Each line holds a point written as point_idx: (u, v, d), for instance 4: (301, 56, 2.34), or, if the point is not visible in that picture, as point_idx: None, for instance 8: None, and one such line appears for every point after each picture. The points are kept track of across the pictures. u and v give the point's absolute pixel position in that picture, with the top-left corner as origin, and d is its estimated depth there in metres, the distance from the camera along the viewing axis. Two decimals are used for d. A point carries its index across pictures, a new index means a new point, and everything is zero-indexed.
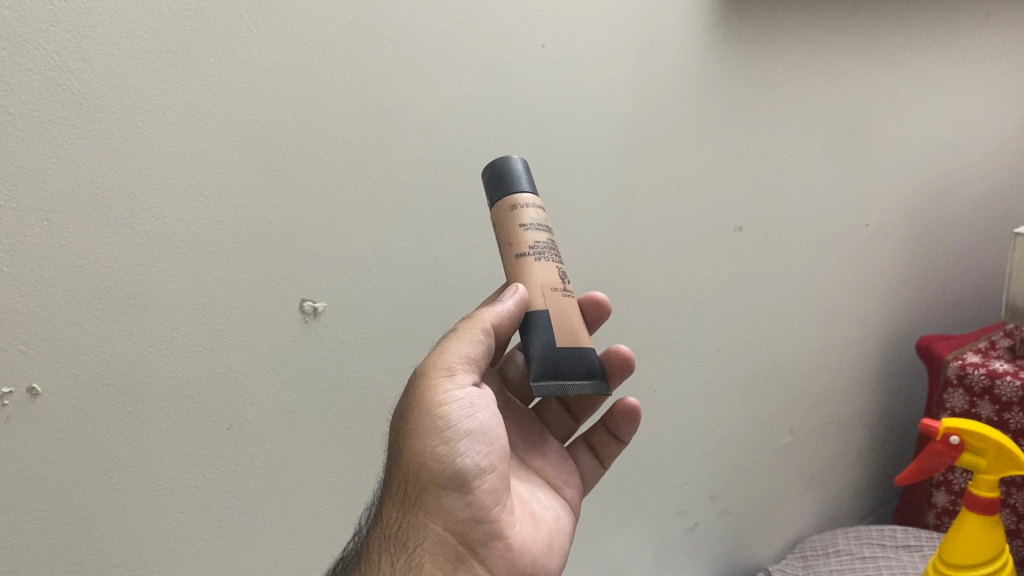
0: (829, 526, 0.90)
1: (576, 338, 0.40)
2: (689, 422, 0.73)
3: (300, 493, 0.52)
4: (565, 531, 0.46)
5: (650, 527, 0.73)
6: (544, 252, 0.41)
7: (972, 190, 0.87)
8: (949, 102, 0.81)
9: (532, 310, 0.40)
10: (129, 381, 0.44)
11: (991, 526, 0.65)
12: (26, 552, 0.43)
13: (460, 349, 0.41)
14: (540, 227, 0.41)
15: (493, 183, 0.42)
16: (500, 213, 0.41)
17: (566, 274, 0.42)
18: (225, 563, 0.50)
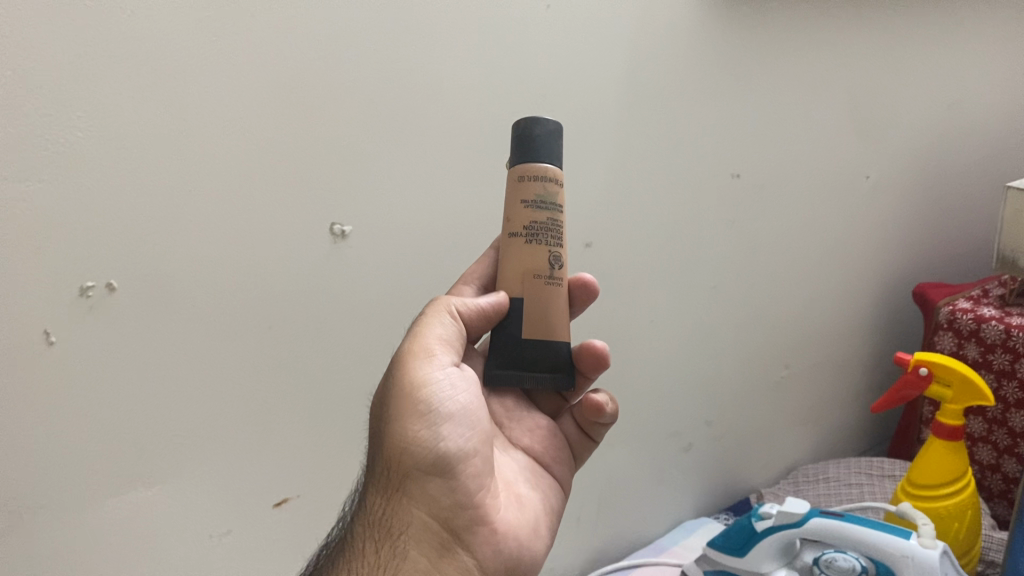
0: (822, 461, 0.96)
1: (544, 330, 0.45)
2: (686, 352, 0.80)
3: (330, 390, 0.61)
4: (551, 514, 0.49)
5: (649, 446, 0.80)
6: (539, 235, 0.44)
7: (966, 147, 0.93)
8: (939, 63, 0.87)
9: (510, 299, 0.45)
10: (189, 285, 0.53)
11: (953, 451, 0.71)
12: (103, 424, 0.51)
13: (434, 332, 0.45)
14: (541, 207, 0.44)
15: (519, 145, 0.45)
16: (520, 179, 0.44)
17: (560, 258, 0.45)
18: (268, 449, 0.59)
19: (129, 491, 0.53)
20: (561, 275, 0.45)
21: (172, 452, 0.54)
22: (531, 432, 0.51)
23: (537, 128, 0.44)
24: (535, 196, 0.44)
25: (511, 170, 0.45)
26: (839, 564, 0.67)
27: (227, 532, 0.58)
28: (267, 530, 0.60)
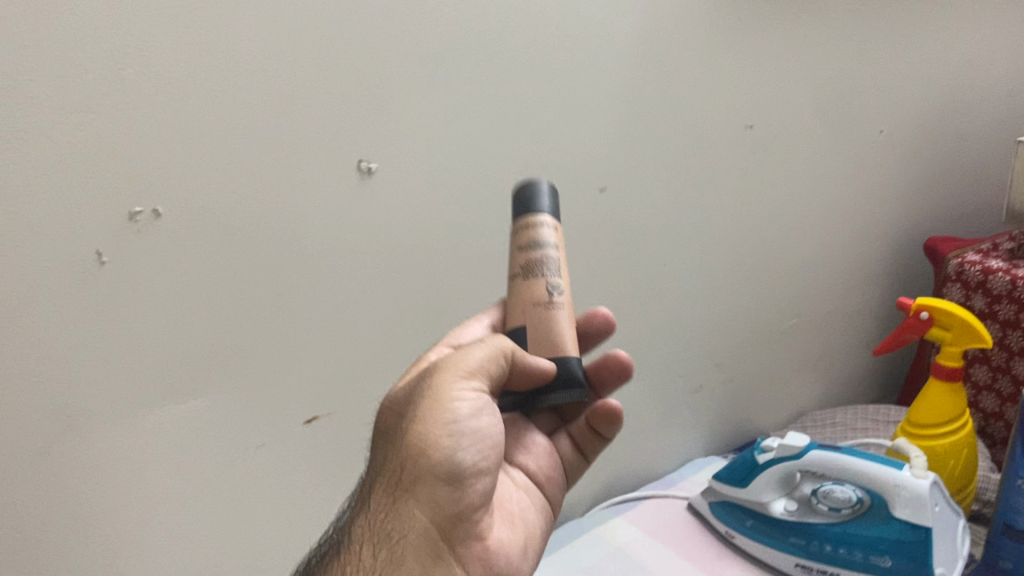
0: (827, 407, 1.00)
1: (558, 347, 0.46)
2: (699, 297, 0.84)
3: (357, 318, 0.65)
4: (539, 538, 0.50)
5: (661, 386, 0.84)
6: (546, 272, 0.46)
7: (973, 103, 0.96)
8: (951, 19, 0.90)
9: (518, 328, 0.47)
10: (228, 213, 0.57)
11: (952, 392, 0.74)
12: (150, 339, 0.56)
13: (474, 356, 0.45)
14: (548, 246, 0.47)
15: (519, 203, 0.49)
16: (515, 228, 0.48)
17: (562, 289, 0.46)
18: (299, 370, 0.63)
19: (174, 403, 0.59)
20: (563, 301, 0.46)
21: (213, 368, 0.59)
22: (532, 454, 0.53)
23: (534, 188, 0.49)
24: (529, 241, 0.47)
25: (512, 226, 0.48)
26: (836, 495, 0.71)
27: (260, 444, 0.63)
28: (299, 445, 0.65)
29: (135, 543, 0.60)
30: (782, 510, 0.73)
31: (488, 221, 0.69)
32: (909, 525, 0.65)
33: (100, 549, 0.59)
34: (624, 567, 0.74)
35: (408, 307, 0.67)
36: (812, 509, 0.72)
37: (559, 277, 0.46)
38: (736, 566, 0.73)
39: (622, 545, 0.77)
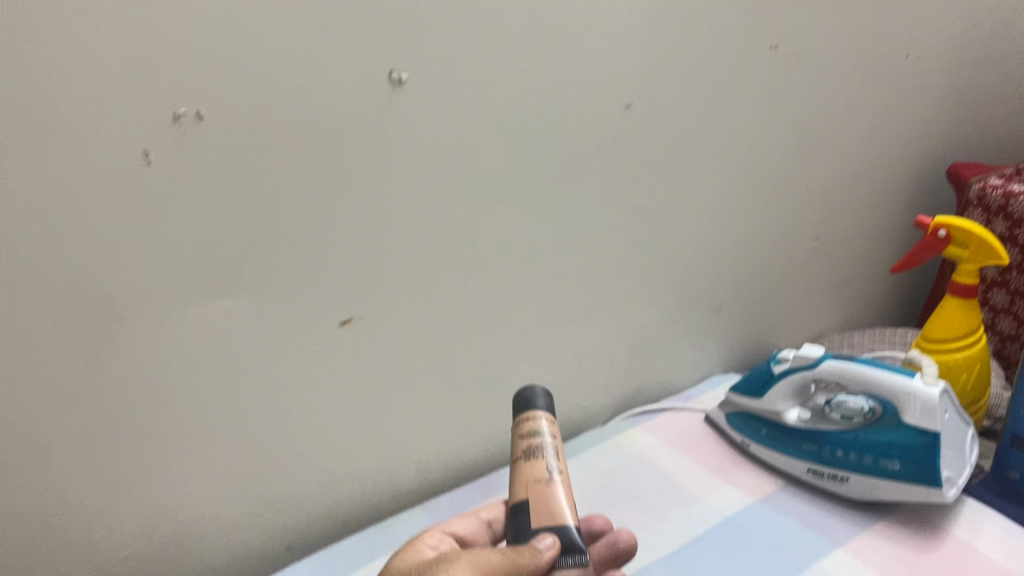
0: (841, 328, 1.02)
1: (556, 519, 0.49)
2: (720, 218, 0.86)
3: (390, 227, 0.67)
4: None
5: (680, 302, 0.87)
6: (548, 469, 0.51)
7: (1001, 28, 0.96)
8: None
9: (518, 499, 0.51)
10: (268, 119, 0.58)
11: (966, 308, 0.76)
12: (196, 238, 0.59)
13: (484, 552, 0.45)
14: (541, 433, 0.54)
15: (520, 405, 0.56)
16: (517, 428, 0.55)
17: (558, 468, 0.52)
18: (334, 275, 0.66)
19: (217, 300, 0.62)
20: (560, 475, 0.52)
21: (255, 268, 0.62)
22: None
23: (530, 395, 0.56)
24: (528, 439, 0.53)
25: (512, 424, 0.56)
26: (848, 405, 0.75)
27: (297, 344, 0.66)
28: (334, 346, 0.68)
29: (181, 431, 0.64)
30: (796, 419, 0.76)
31: (526, 137, 0.70)
32: (917, 430, 0.67)
33: (149, 435, 0.63)
34: (644, 471, 0.78)
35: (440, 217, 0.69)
36: (824, 418, 0.75)
37: (549, 455, 0.52)
38: (746, 471, 0.77)
39: (642, 450, 0.81)
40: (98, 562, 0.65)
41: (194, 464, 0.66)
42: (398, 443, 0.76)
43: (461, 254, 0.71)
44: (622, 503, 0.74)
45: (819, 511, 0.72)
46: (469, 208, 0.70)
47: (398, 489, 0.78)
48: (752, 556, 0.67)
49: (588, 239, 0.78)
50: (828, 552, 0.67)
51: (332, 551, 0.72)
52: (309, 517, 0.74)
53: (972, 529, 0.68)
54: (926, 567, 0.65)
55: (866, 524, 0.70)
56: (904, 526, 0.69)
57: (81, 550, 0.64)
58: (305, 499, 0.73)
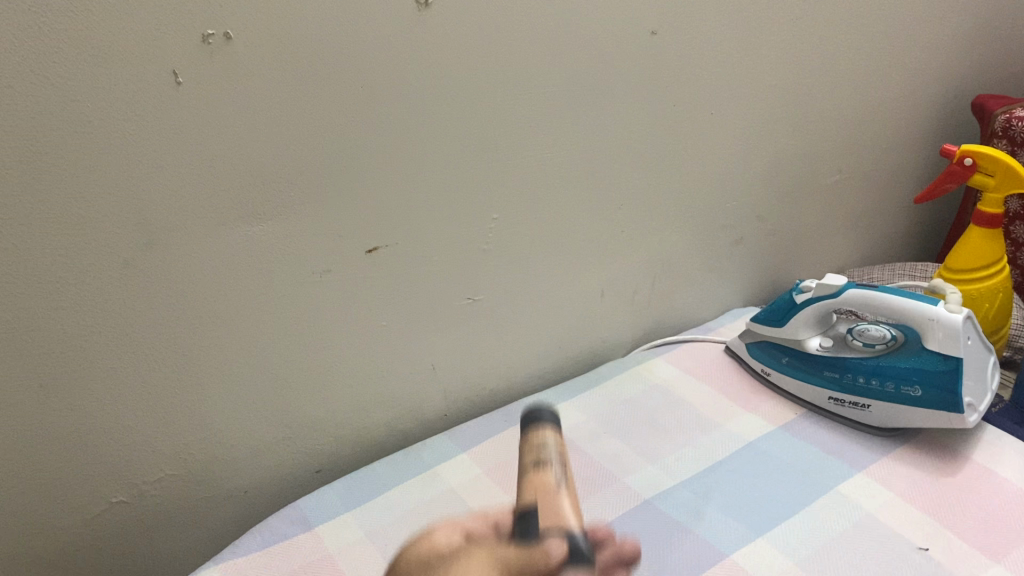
0: (860, 263, 1.03)
1: None
2: (744, 149, 0.85)
3: (418, 153, 0.67)
4: None
5: (702, 234, 0.87)
6: None
7: None
8: None
9: None
10: (295, 41, 0.58)
11: (991, 237, 0.76)
12: (224, 161, 0.59)
13: None
14: None
15: None
16: None
17: None
18: (363, 201, 0.66)
19: (247, 225, 0.62)
20: None
21: (283, 193, 0.62)
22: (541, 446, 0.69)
23: None
24: None
25: None
26: (871, 333, 0.75)
27: (326, 269, 0.67)
28: (362, 273, 0.69)
29: (211, 352, 0.65)
30: (817, 347, 0.76)
31: (553, 62, 0.69)
32: (940, 356, 0.68)
33: (181, 356, 0.64)
34: (664, 400, 0.79)
35: (469, 146, 0.69)
36: (846, 346, 0.75)
37: None
38: (767, 400, 0.78)
39: (662, 380, 0.82)
40: (132, 481, 0.66)
41: (224, 385, 0.67)
42: (424, 371, 0.77)
43: (488, 182, 0.71)
44: (644, 430, 0.75)
45: (839, 437, 0.73)
46: (496, 135, 0.70)
47: (422, 416, 0.80)
48: (773, 477, 0.69)
49: (613, 168, 0.78)
50: (849, 476, 0.68)
51: (360, 475, 0.73)
52: (336, 443, 0.75)
53: (992, 455, 0.69)
54: (946, 491, 0.66)
55: (887, 449, 0.71)
56: (925, 452, 0.70)
57: (116, 469, 0.65)
58: (332, 425, 0.74)
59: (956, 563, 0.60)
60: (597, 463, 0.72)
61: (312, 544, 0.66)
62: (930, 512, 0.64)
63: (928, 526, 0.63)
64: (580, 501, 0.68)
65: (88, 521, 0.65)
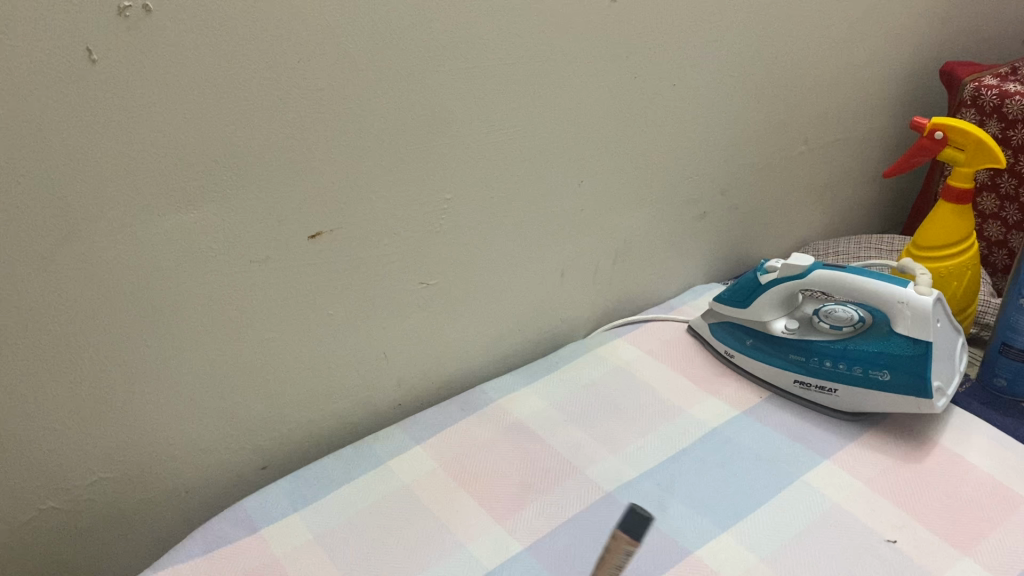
0: (825, 235, 1.00)
1: None
2: (707, 121, 0.82)
3: (362, 133, 0.62)
4: None
5: (665, 209, 0.84)
6: None
7: None
8: None
9: None
10: (223, 13, 0.53)
11: (961, 213, 0.74)
12: (148, 145, 0.54)
13: None
14: None
15: None
16: None
17: None
18: (304, 184, 0.62)
19: (176, 213, 0.57)
20: None
21: (216, 178, 0.58)
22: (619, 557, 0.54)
23: None
24: None
25: None
26: (838, 314, 0.73)
27: (265, 258, 0.63)
28: (306, 260, 0.65)
29: (142, 348, 0.61)
30: (783, 329, 0.74)
31: (507, 33, 0.65)
32: (909, 340, 0.66)
33: (108, 352, 0.60)
34: (626, 385, 0.76)
35: (417, 124, 0.65)
36: (813, 328, 0.73)
37: None
38: (732, 383, 0.76)
39: (623, 363, 0.79)
40: (61, 486, 0.62)
41: (159, 381, 0.63)
42: (377, 360, 0.73)
43: (439, 161, 0.67)
44: (604, 418, 0.73)
45: (805, 422, 0.71)
46: (446, 111, 0.66)
47: (376, 407, 0.76)
48: (738, 467, 0.67)
49: (571, 143, 0.74)
50: (815, 464, 0.66)
51: (308, 472, 0.70)
52: (284, 438, 0.72)
53: (960, 439, 0.68)
54: (913, 478, 0.65)
55: (854, 434, 0.69)
56: (892, 437, 0.69)
57: (43, 475, 0.61)
58: (279, 420, 0.71)
59: (923, 556, 0.59)
60: (556, 454, 0.69)
61: (258, 549, 0.63)
62: (897, 502, 0.63)
63: (895, 516, 0.62)
64: (538, 496, 0.65)
65: (15, 529, 0.61)
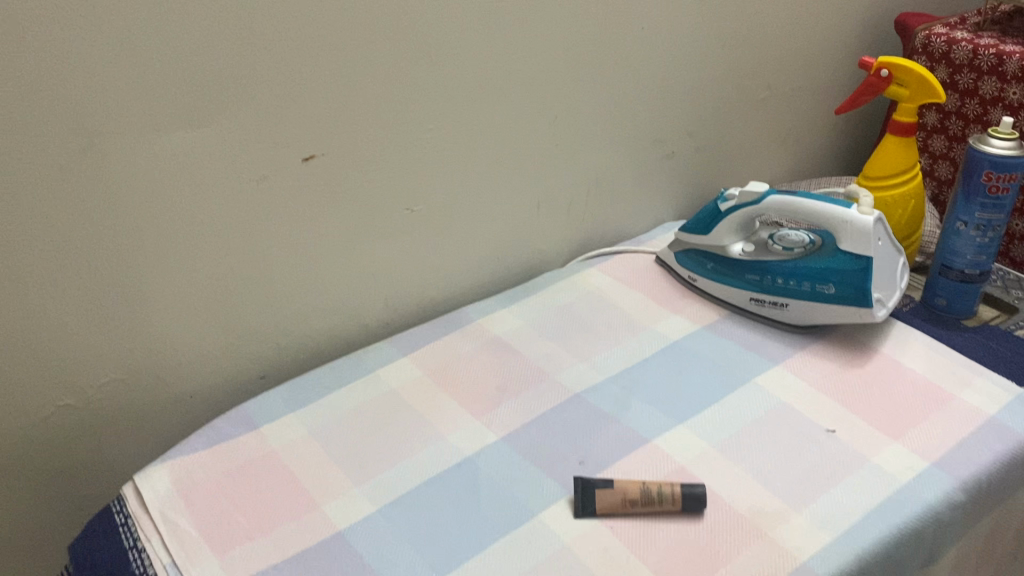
0: (788, 179, 1.07)
1: None
2: (674, 65, 0.88)
3: (351, 63, 0.68)
4: None
5: (635, 148, 0.90)
6: None
7: None
8: None
9: None
10: None
11: (905, 146, 0.80)
12: (157, 65, 0.60)
13: None
14: None
15: None
16: None
17: None
18: (298, 108, 0.67)
19: (182, 131, 0.63)
20: None
21: (217, 99, 0.64)
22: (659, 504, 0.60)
23: None
24: None
25: None
26: (791, 237, 0.79)
27: (262, 177, 0.69)
28: (300, 181, 0.71)
29: (151, 259, 0.67)
30: (739, 251, 0.80)
31: None
32: (851, 255, 0.72)
33: (120, 261, 0.66)
34: (597, 306, 0.83)
35: (401, 57, 0.70)
36: (767, 250, 0.79)
37: None
38: (694, 303, 0.82)
39: (595, 288, 0.85)
40: (77, 385, 0.68)
41: (167, 291, 0.69)
42: (366, 280, 0.79)
43: (422, 92, 0.73)
44: (576, 334, 0.79)
45: (759, 335, 0.77)
46: (428, 46, 0.71)
47: (365, 326, 0.82)
48: (695, 372, 0.73)
49: (546, 81, 0.80)
50: (766, 369, 0.73)
51: (303, 380, 0.76)
52: (280, 350, 0.78)
53: (900, 347, 0.74)
54: (855, 379, 0.71)
55: (802, 344, 0.75)
56: (837, 346, 0.75)
57: (61, 373, 0.67)
58: (276, 333, 0.77)
59: (858, 441, 0.65)
60: (530, 363, 0.76)
61: (258, 443, 0.69)
62: (839, 399, 0.69)
63: (836, 411, 0.68)
64: (513, 397, 0.72)
65: (36, 424, 0.67)
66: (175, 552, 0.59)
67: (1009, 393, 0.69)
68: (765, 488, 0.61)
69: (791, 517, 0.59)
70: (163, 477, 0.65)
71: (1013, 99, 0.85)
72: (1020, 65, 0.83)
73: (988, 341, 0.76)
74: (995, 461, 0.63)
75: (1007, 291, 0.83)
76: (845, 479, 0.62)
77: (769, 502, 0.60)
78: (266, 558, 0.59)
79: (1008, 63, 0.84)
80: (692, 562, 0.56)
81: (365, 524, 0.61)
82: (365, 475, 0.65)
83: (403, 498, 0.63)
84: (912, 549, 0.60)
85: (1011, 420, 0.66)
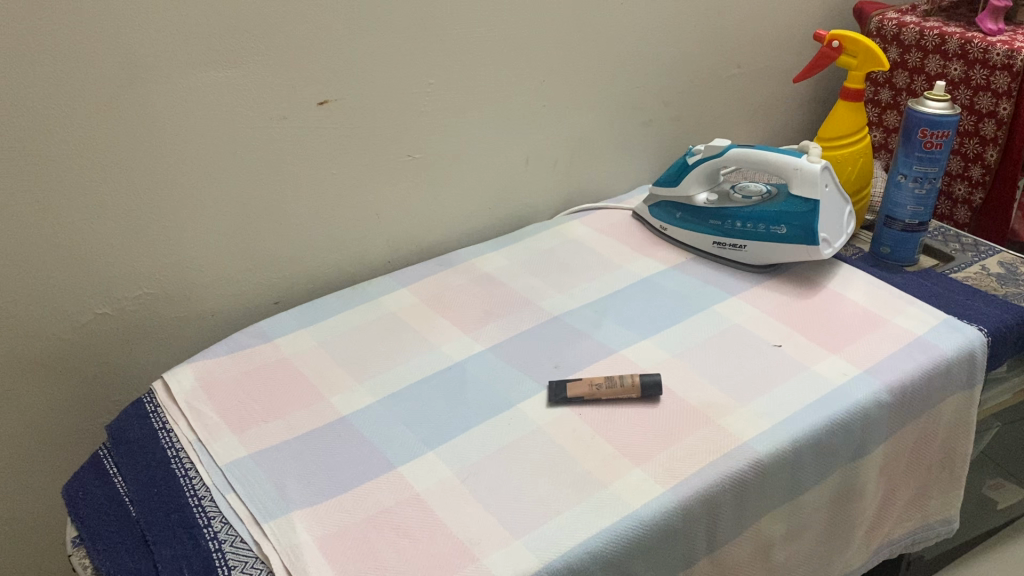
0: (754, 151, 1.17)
1: None
2: (653, 39, 0.97)
3: (364, 19, 0.78)
4: None
5: (614, 113, 1.00)
6: None
7: None
8: None
9: None
10: None
11: (855, 109, 0.90)
12: (196, 7, 0.69)
13: None
14: None
15: None
16: None
17: None
18: (316, 56, 0.77)
19: (217, 70, 0.73)
20: None
21: (248, 43, 0.73)
22: (619, 391, 0.69)
23: None
24: None
25: None
26: (750, 188, 0.88)
27: (283, 117, 0.78)
28: (316, 122, 0.80)
29: (183, 185, 0.76)
30: (704, 200, 0.90)
31: None
32: (801, 200, 0.82)
33: (157, 184, 0.75)
34: (576, 250, 0.92)
35: (409, 15, 0.80)
36: (729, 199, 0.88)
37: None
38: (664, 249, 0.92)
39: (577, 236, 0.95)
40: (114, 296, 0.77)
41: (196, 216, 0.78)
42: (370, 219, 0.89)
43: (425, 49, 0.82)
44: (557, 271, 0.88)
45: (720, 273, 0.87)
46: (433, 8, 0.81)
47: (368, 262, 0.92)
48: (661, 300, 0.82)
49: (537, 47, 0.89)
50: (724, 299, 0.82)
51: (312, 304, 0.85)
52: (291, 277, 0.87)
53: (844, 283, 0.83)
54: (802, 307, 0.81)
55: (758, 280, 0.85)
56: (789, 281, 0.84)
57: (101, 284, 0.76)
58: (288, 261, 0.86)
59: (800, 352, 0.74)
60: (515, 292, 0.85)
61: (271, 350, 0.78)
62: (787, 322, 0.78)
63: (783, 330, 0.77)
64: (500, 317, 0.81)
65: (77, 327, 0.76)
66: (199, 430, 0.68)
67: (936, 318, 0.78)
68: (716, 386, 0.70)
69: (736, 407, 0.68)
70: (189, 373, 0.74)
71: (954, 74, 0.95)
72: (959, 44, 0.94)
73: (923, 281, 0.85)
74: (918, 370, 0.72)
75: (946, 245, 0.93)
76: (785, 381, 0.71)
77: (718, 398, 0.69)
78: (278, 435, 0.68)
79: (949, 42, 0.95)
80: (647, 440, 0.65)
81: (363, 413, 0.70)
82: (368, 376, 0.74)
83: (399, 393, 0.72)
84: (842, 439, 0.68)
85: (936, 338, 0.75)
